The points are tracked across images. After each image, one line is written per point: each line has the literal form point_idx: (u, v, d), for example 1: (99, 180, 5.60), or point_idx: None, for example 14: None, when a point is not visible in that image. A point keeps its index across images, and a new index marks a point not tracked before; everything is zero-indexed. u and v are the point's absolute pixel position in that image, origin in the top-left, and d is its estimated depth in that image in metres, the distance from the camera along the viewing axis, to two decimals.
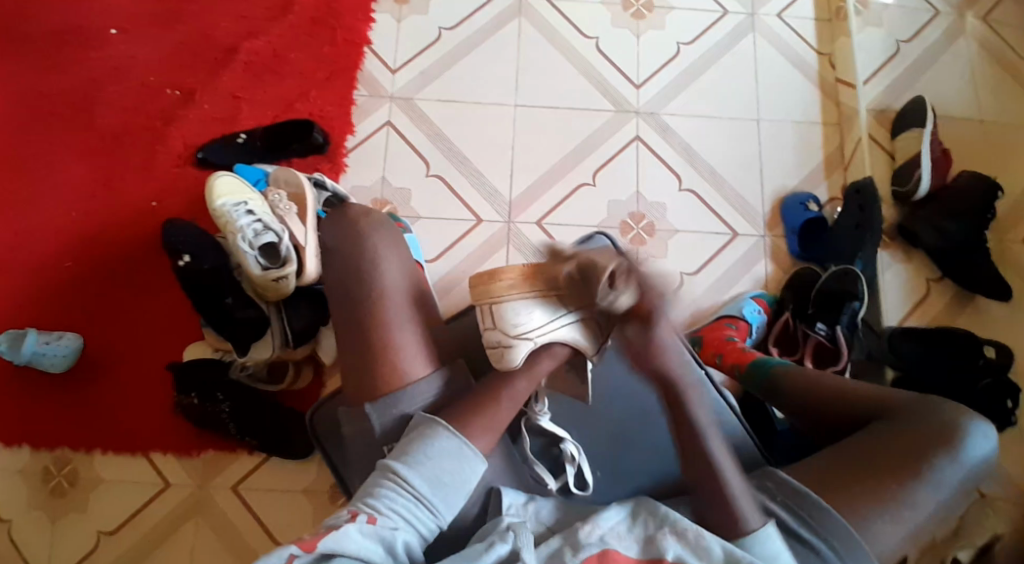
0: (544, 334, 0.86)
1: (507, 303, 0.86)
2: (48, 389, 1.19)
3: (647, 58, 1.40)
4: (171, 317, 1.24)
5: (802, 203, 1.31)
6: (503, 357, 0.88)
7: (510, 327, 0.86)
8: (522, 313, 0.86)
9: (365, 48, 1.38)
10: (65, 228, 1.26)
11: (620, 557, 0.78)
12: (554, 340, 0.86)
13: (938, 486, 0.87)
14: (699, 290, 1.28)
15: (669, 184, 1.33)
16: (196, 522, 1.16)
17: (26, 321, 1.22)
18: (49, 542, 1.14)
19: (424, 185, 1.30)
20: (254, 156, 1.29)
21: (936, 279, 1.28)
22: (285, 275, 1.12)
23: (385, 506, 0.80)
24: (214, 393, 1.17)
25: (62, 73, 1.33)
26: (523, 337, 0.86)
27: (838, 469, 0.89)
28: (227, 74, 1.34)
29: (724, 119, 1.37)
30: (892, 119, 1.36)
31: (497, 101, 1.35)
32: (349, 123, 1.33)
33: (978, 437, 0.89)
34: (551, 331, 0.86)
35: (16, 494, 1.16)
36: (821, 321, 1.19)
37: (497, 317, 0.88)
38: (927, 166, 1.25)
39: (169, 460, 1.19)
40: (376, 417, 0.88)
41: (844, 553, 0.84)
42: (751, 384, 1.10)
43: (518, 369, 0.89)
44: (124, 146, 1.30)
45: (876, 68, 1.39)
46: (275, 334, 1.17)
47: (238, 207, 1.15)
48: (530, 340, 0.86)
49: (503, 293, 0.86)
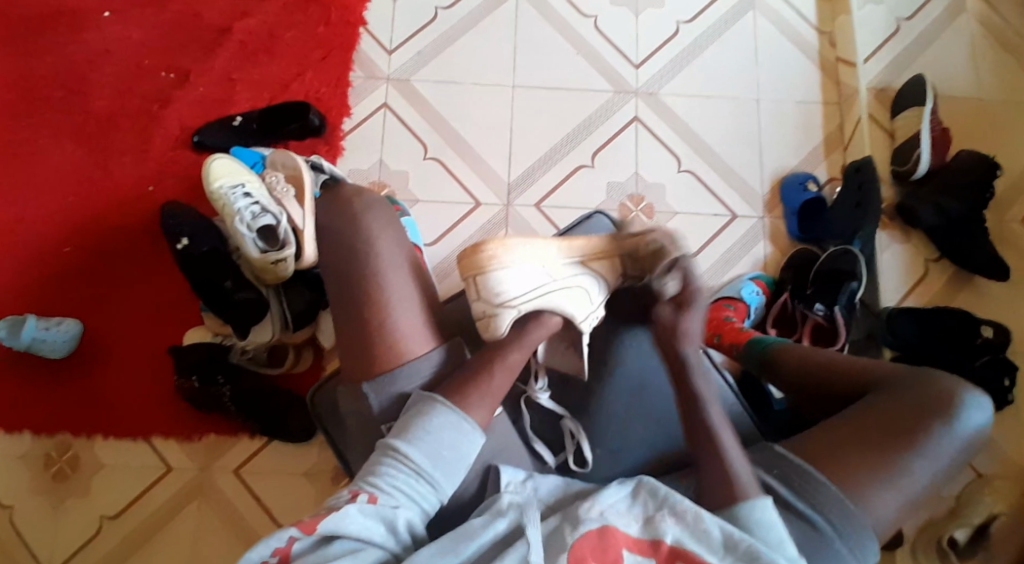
0: (530, 300, 0.92)
1: (490, 275, 0.92)
2: (49, 374, 1.20)
3: (646, 38, 1.38)
4: (170, 301, 1.24)
5: (801, 183, 1.31)
6: (490, 327, 0.92)
7: (494, 296, 0.92)
8: (512, 283, 0.92)
9: (360, 28, 1.36)
10: (61, 213, 1.26)
11: (619, 533, 0.79)
12: (543, 306, 0.93)
13: (936, 455, 0.86)
14: (698, 272, 1.29)
15: (668, 165, 1.33)
16: (198, 504, 1.17)
17: (25, 306, 1.22)
18: (53, 526, 1.15)
19: (422, 167, 1.30)
20: (248, 139, 1.28)
21: (934, 259, 1.28)
22: (284, 258, 1.12)
23: (387, 484, 0.80)
24: (215, 376, 1.17)
25: (55, 55, 1.32)
26: (507, 303, 0.91)
27: (831, 439, 0.89)
28: (222, 56, 1.33)
29: (723, 99, 1.36)
30: (892, 98, 1.35)
31: (495, 82, 1.34)
32: (346, 105, 1.32)
33: (971, 407, 0.88)
34: (534, 299, 0.93)
35: (19, 479, 1.17)
36: (820, 301, 1.20)
37: (481, 288, 0.93)
38: (926, 146, 1.25)
39: (171, 443, 1.19)
40: (373, 396, 0.89)
41: (841, 529, 0.85)
42: (750, 363, 1.11)
43: (507, 339, 0.92)
44: (119, 129, 1.29)
45: (877, 47, 1.37)
46: (274, 317, 1.17)
47: (235, 190, 1.15)
48: (515, 307, 0.92)
49: (485, 264, 0.92)
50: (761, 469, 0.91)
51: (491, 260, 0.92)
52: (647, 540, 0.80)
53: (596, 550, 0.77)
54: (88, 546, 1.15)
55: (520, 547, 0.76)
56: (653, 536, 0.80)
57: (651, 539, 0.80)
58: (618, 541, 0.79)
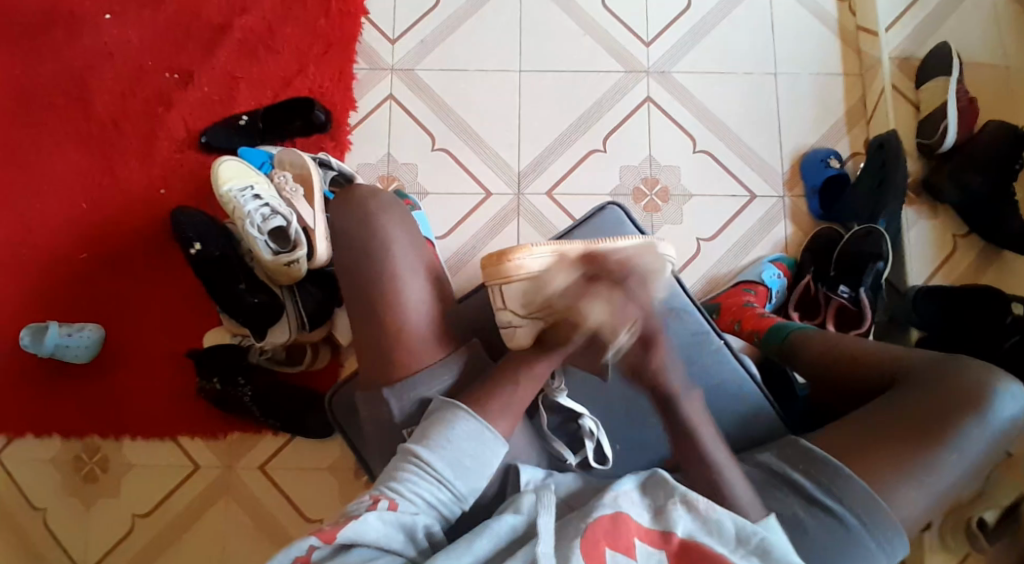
0: (554, 311, 0.92)
1: (517, 285, 0.91)
2: (74, 379, 1.22)
3: (656, 14, 1.34)
4: (187, 304, 1.25)
5: (823, 160, 1.27)
6: (513, 337, 0.94)
7: (520, 307, 0.92)
8: (536, 292, 0.91)
9: (362, 18, 1.34)
10: (76, 220, 1.27)
11: (631, 522, 0.79)
12: None
13: (965, 455, 0.84)
14: (717, 256, 1.26)
15: (682, 146, 1.29)
16: (225, 503, 1.19)
17: (46, 314, 1.24)
18: (86, 526, 1.18)
19: (431, 160, 1.28)
20: (256, 138, 1.27)
21: (962, 235, 1.24)
22: (296, 259, 1.12)
23: (408, 490, 0.80)
24: (235, 378, 1.18)
25: (59, 62, 1.32)
26: (533, 316, 0.92)
27: (858, 434, 0.87)
28: (226, 54, 1.32)
29: (737, 75, 1.31)
30: (917, 67, 1.29)
31: (501, 68, 1.31)
32: (351, 99, 1.31)
33: (1005, 400, 0.86)
34: None
35: (52, 482, 1.20)
36: (844, 284, 1.16)
37: (507, 297, 0.93)
38: (953, 117, 1.19)
39: (196, 444, 1.21)
40: (393, 402, 0.88)
41: (863, 525, 0.83)
42: (771, 352, 1.09)
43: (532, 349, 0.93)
44: (128, 133, 1.29)
45: (899, 13, 1.31)
46: (290, 318, 1.17)
47: (244, 192, 1.15)
48: (540, 318, 0.92)
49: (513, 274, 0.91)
50: (787, 463, 0.89)
51: (516, 268, 0.91)
52: (658, 530, 0.79)
53: (608, 535, 0.76)
54: (121, 544, 1.18)
55: (528, 548, 0.75)
56: (665, 527, 0.79)
57: (663, 529, 0.79)
58: (630, 530, 0.78)
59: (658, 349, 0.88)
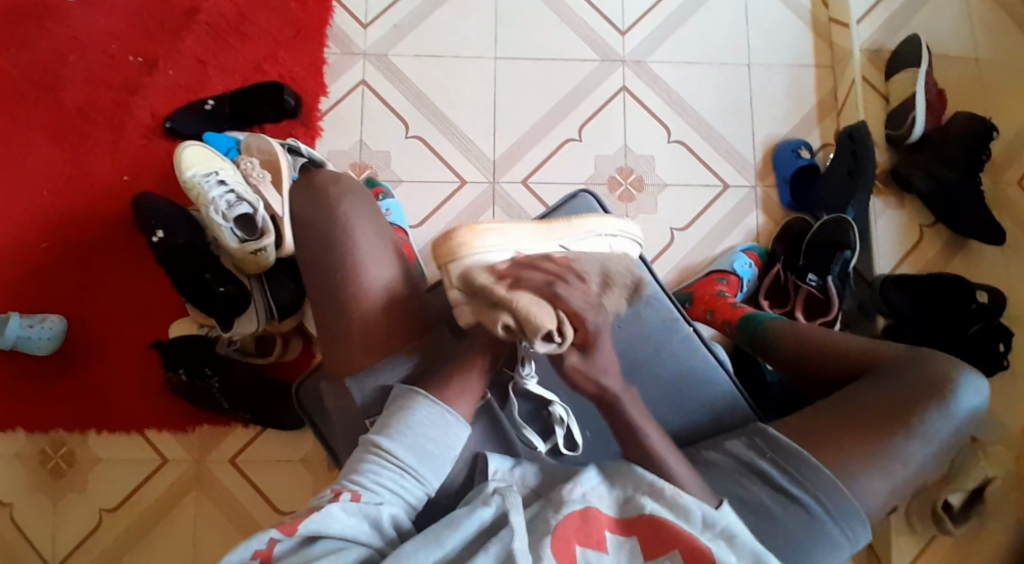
0: None
1: (465, 263, 0.89)
2: (35, 372, 1.18)
3: (632, 3, 1.33)
4: (154, 294, 1.22)
5: (793, 150, 1.28)
6: (466, 316, 0.90)
7: (469, 285, 0.89)
8: (486, 269, 0.89)
9: (333, 2, 1.31)
10: (36, 207, 1.23)
11: (601, 515, 0.80)
12: None
13: (932, 439, 0.86)
14: (690, 245, 1.27)
15: (657, 135, 1.29)
16: (195, 496, 1.17)
17: (4, 304, 1.19)
18: (51, 523, 1.15)
19: (405, 147, 1.27)
20: (223, 123, 1.24)
21: (929, 225, 1.27)
22: (263, 247, 1.10)
23: (369, 481, 0.79)
24: (202, 368, 1.15)
25: (15, 42, 1.27)
26: (485, 293, 0.89)
27: (824, 423, 0.88)
28: (191, 37, 1.28)
29: (712, 66, 1.32)
30: (887, 59, 1.31)
31: (476, 55, 1.30)
32: (322, 87, 1.28)
33: (968, 392, 0.87)
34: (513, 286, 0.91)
35: (13, 478, 1.17)
36: (812, 272, 1.19)
37: (457, 276, 0.89)
38: (921, 107, 1.21)
39: (163, 437, 1.19)
40: (355, 391, 0.88)
41: (831, 508, 0.84)
42: (743, 342, 1.10)
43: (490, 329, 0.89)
44: (90, 117, 1.25)
45: (870, 5, 1.33)
46: (259, 308, 1.15)
47: (208, 178, 1.12)
48: None
49: (460, 253, 0.88)
50: (753, 451, 0.90)
51: (464, 245, 0.89)
52: (627, 521, 0.81)
53: (580, 533, 0.78)
54: (87, 541, 1.15)
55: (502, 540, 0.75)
56: (633, 516, 0.81)
57: (631, 519, 0.81)
58: (600, 524, 0.80)
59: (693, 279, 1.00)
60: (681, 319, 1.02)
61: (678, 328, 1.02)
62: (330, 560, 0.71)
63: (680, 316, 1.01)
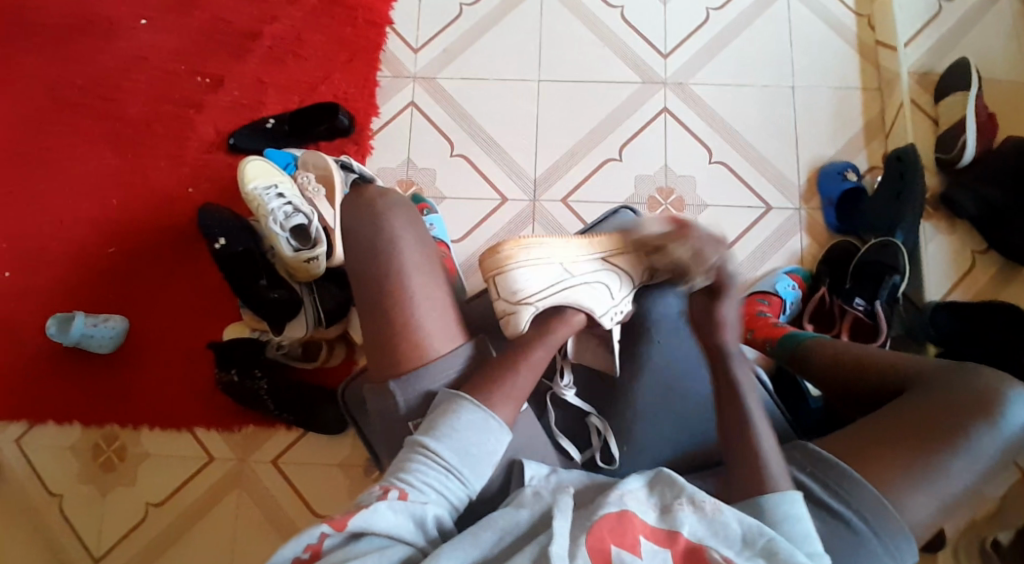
0: (547, 297, 0.95)
1: (506, 272, 0.95)
2: (98, 369, 1.26)
3: (674, 27, 1.36)
4: (209, 299, 1.28)
5: (839, 173, 1.27)
6: (510, 325, 0.95)
7: (511, 294, 0.95)
8: (525, 279, 0.95)
9: (387, 28, 1.38)
10: (107, 215, 1.31)
11: (636, 519, 0.78)
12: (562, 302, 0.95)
13: (978, 455, 0.82)
14: (731, 266, 1.26)
15: (698, 157, 1.30)
16: (236, 495, 1.21)
17: (74, 305, 1.28)
18: (101, 514, 1.21)
19: (450, 164, 1.31)
20: (281, 140, 1.31)
21: (982, 251, 1.23)
22: (316, 256, 1.15)
23: (417, 481, 0.81)
24: (252, 370, 1.21)
25: (98, 65, 1.38)
26: (524, 300, 0.95)
27: (866, 436, 0.86)
28: (255, 60, 1.37)
29: (754, 88, 1.33)
30: (936, 82, 1.29)
31: (520, 77, 1.34)
32: (374, 105, 1.34)
33: (1018, 407, 0.84)
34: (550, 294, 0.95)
35: (70, 469, 1.23)
36: (860, 296, 1.16)
37: (500, 287, 0.96)
38: (972, 130, 1.19)
39: (211, 436, 1.24)
40: (399, 393, 0.89)
41: (875, 525, 0.81)
42: (783, 358, 1.08)
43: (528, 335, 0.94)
44: (160, 134, 1.34)
45: (918, 29, 1.32)
46: (308, 312, 1.19)
47: (269, 190, 1.19)
48: (532, 303, 0.95)
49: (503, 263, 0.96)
50: (793, 466, 0.87)
51: (508, 258, 0.97)
52: (664, 530, 0.78)
53: (614, 532, 0.76)
54: (134, 533, 1.20)
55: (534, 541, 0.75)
56: (671, 526, 0.78)
57: (669, 529, 0.78)
58: (635, 527, 0.77)
59: (722, 301, 0.93)
60: (732, 361, 0.91)
61: (729, 370, 0.91)
62: (376, 556, 0.74)
63: (727, 349, 0.92)
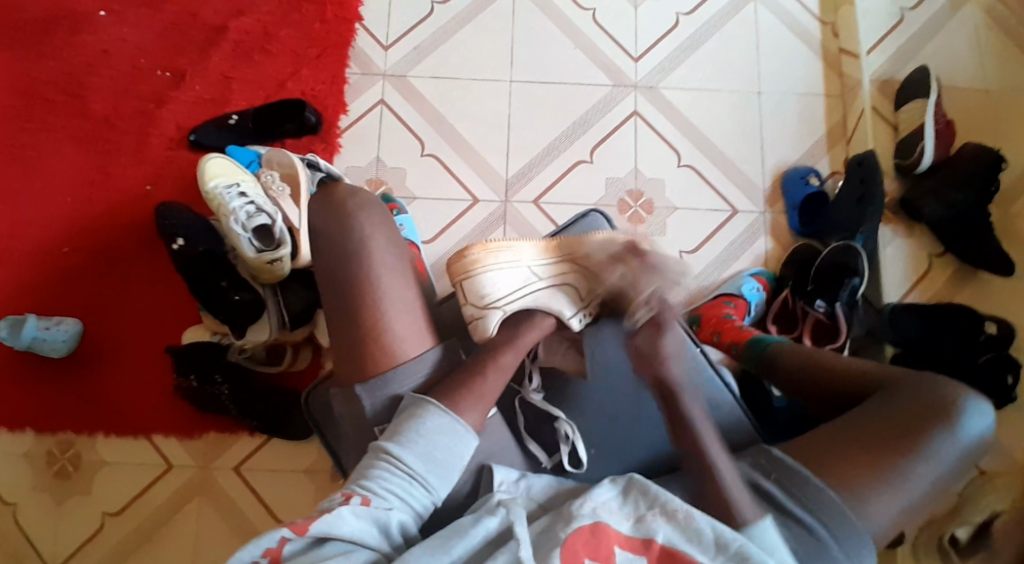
0: (516, 300, 0.96)
1: (475, 279, 0.96)
2: (50, 373, 1.20)
3: (646, 31, 1.37)
4: (169, 301, 1.24)
5: (802, 177, 1.29)
6: (479, 328, 0.95)
7: (480, 298, 0.96)
8: (494, 282, 0.96)
9: (356, 24, 1.35)
10: (59, 212, 1.26)
11: (611, 531, 0.77)
12: (531, 306, 0.96)
13: (937, 464, 0.84)
14: (699, 268, 1.27)
15: (667, 159, 1.31)
16: (198, 502, 1.18)
17: (24, 306, 1.22)
18: (55, 524, 1.16)
19: (419, 164, 1.29)
20: (244, 137, 1.27)
21: (938, 254, 1.27)
22: (280, 257, 1.12)
23: (380, 487, 0.80)
24: (213, 376, 1.18)
25: (50, 55, 1.32)
26: (492, 305, 0.95)
27: (830, 445, 0.87)
28: (217, 53, 1.32)
29: (724, 92, 1.34)
30: (896, 90, 1.33)
31: (492, 77, 1.33)
32: (342, 102, 1.32)
33: (976, 415, 0.86)
34: (517, 299, 0.96)
35: (21, 477, 1.18)
36: (821, 297, 1.17)
37: (469, 292, 0.97)
38: (930, 137, 1.23)
39: (171, 442, 1.20)
40: (366, 397, 0.87)
41: (839, 536, 0.82)
42: (748, 362, 1.10)
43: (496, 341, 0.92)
44: (116, 129, 1.29)
45: (880, 38, 1.36)
46: (272, 314, 1.16)
47: (230, 190, 1.15)
48: (500, 308, 0.95)
49: (472, 268, 0.97)
50: (759, 471, 0.88)
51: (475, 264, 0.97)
52: (639, 538, 0.77)
53: (588, 546, 0.75)
54: (89, 543, 1.16)
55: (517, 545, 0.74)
56: (645, 535, 0.78)
57: (643, 538, 0.77)
58: (609, 538, 0.77)
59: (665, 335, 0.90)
60: (681, 392, 0.88)
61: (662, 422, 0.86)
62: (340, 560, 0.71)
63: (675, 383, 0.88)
